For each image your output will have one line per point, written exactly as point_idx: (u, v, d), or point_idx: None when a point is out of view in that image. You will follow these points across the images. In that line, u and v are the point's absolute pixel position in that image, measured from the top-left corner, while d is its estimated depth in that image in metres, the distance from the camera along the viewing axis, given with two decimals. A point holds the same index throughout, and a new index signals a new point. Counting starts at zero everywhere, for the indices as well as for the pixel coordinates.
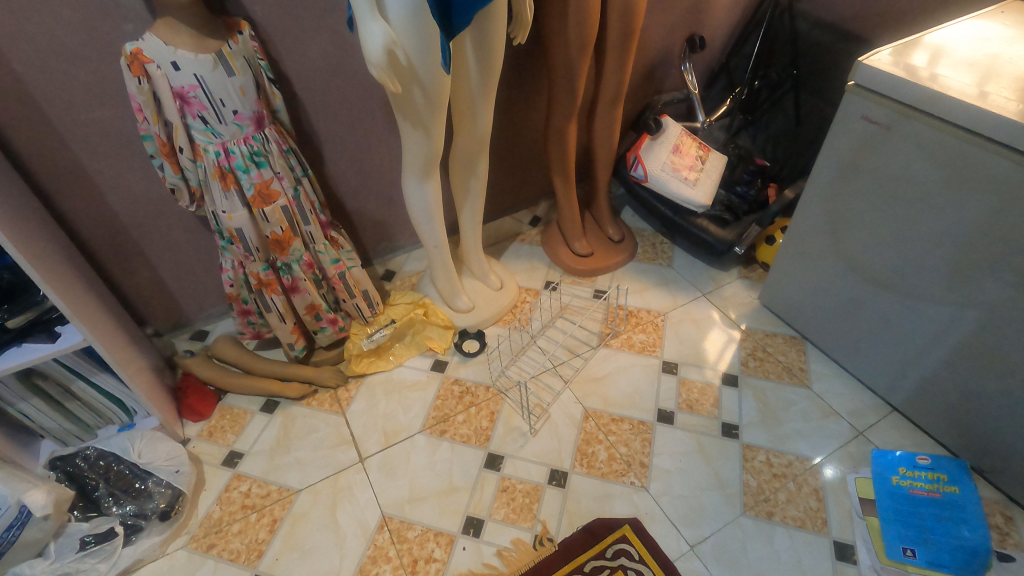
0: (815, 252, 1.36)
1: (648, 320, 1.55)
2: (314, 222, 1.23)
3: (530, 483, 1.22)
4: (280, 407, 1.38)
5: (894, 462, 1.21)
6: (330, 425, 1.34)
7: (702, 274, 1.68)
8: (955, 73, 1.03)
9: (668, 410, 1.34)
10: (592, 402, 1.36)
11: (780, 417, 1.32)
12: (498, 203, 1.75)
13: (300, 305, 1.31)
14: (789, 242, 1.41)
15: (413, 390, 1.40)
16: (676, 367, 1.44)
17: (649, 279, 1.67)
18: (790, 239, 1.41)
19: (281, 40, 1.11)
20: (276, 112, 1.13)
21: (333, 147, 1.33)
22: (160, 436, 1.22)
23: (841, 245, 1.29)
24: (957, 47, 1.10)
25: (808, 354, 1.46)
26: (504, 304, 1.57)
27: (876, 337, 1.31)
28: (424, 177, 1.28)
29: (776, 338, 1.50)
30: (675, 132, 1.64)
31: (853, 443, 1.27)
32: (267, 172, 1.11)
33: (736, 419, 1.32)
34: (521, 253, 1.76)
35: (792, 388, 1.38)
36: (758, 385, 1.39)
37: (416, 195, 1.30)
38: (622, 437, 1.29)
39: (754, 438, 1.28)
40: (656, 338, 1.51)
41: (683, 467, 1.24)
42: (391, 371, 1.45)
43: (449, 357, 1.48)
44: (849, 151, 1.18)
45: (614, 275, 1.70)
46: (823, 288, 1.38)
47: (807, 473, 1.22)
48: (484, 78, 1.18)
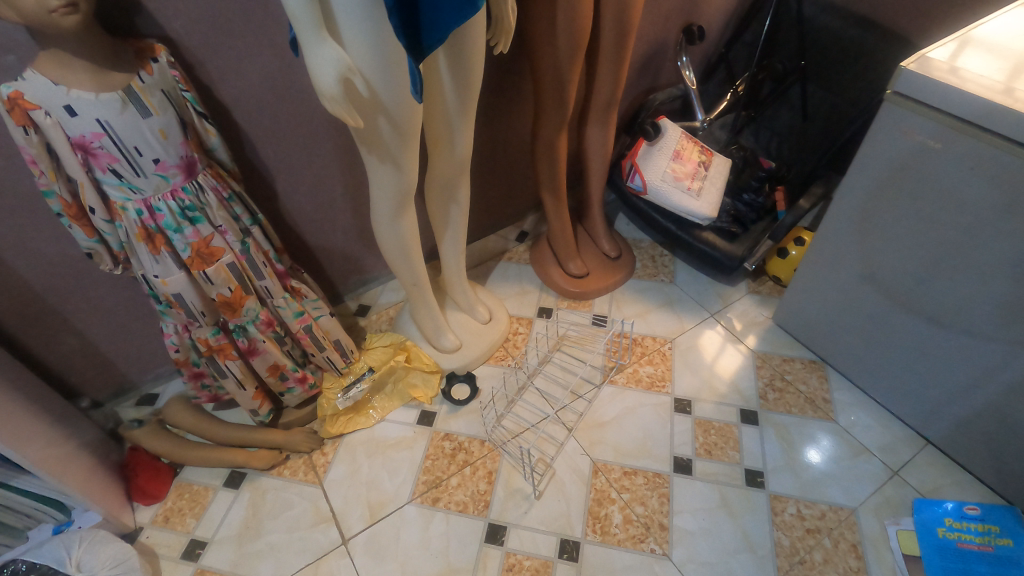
0: (839, 273, 1.23)
1: (654, 349, 1.41)
2: (270, 274, 1.04)
3: (539, 558, 1.08)
4: (247, 479, 1.21)
5: (940, 511, 1.09)
6: (306, 498, 1.17)
7: (707, 291, 1.54)
8: (980, 64, 0.89)
9: (685, 458, 1.21)
10: (601, 453, 1.22)
11: (808, 459, 1.20)
12: (481, 222, 1.57)
13: (260, 367, 1.13)
14: (809, 261, 1.28)
15: (399, 449, 1.24)
16: (689, 405, 1.30)
17: (652, 300, 1.53)
18: (811, 257, 1.27)
19: (211, 62, 0.91)
20: (212, 150, 0.92)
21: (288, 180, 1.14)
22: (112, 536, 1.07)
23: (871, 268, 1.15)
24: (990, 33, 0.95)
25: (831, 381, 1.33)
26: (495, 340, 1.41)
27: (910, 367, 1.18)
28: (395, 214, 1.09)
29: (794, 363, 1.37)
30: (674, 136, 1.48)
31: (889, 486, 1.15)
32: (205, 228, 0.91)
33: (761, 463, 1.20)
34: (509, 274, 1.60)
35: (816, 422, 1.26)
36: (780, 422, 1.26)
37: (387, 233, 1.12)
38: (638, 494, 1.16)
39: (781, 486, 1.16)
40: (664, 370, 1.37)
41: (707, 526, 1.11)
42: (372, 427, 1.28)
43: (436, 407, 1.32)
44: (881, 167, 1.03)
45: (612, 296, 1.55)
46: (847, 311, 1.26)
47: (843, 526, 1.10)
48: (462, 96, 0.99)
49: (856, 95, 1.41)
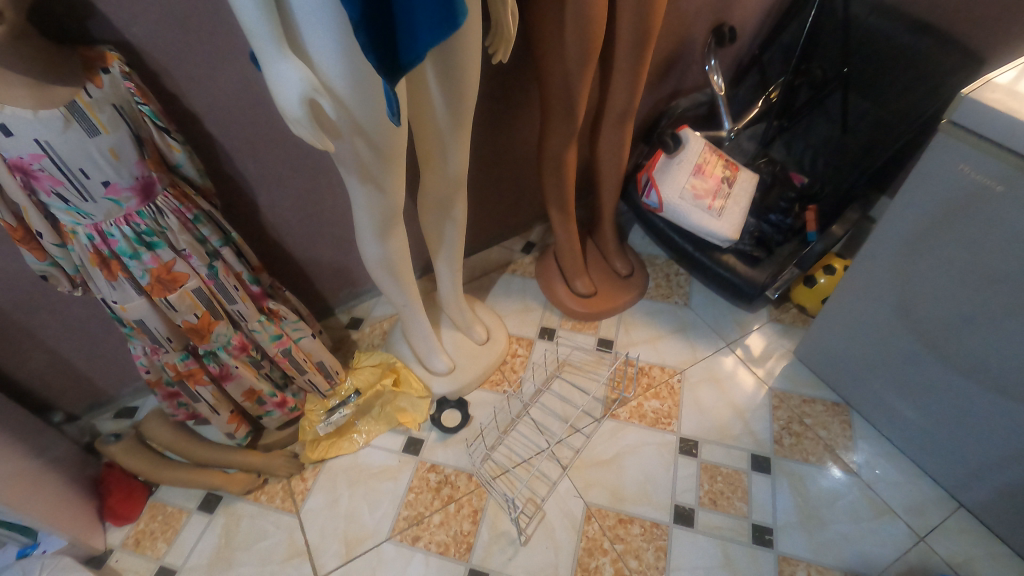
0: (872, 313, 1.10)
1: (661, 381, 1.31)
2: (243, 298, 0.97)
3: None
4: (222, 503, 1.16)
5: None
6: (282, 529, 1.12)
7: (724, 317, 1.43)
8: None
9: (687, 507, 1.12)
10: (596, 496, 1.14)
11: (823, 517, 1.10)
12: (484, 233, 1.47)
13: (235, 391, 1.06)
14: (839, 298, 1.15)
15: (381, 480, 1.18)
16: (696, 447, 1.20)
17: (663, 324, 1.42)
18: (841, 294, 1.14)
19: (177, 71, 0.82)
20: (177, 167, 0.85)
21: (270, 192, 1.06)
22: (79, 561, 1.04)
23: (909, 313, 1.03)
24: None
25: (855, 429, 1.22)
26: (491, 363, 1.32)
27: (947, 425, 1.06)
28: (381, 236, 1.00)
29: (815, 405, 1.25)
30: (697, 148, 1.35)
31: (913, 555, 1.04)
32: (166, 253, 0.83)
33: (770, 519, 1.10)
34: (511, 288, 1.51)
35: (835, 475, 1.15)
36: (795, 472, 1.16)
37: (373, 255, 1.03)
38: (633, 546, 1.07)
39: (791, 547, 1.06)
40: (671, 405, 1.27)
41: None
42: (355, 452, 1.22)
43: (424, 434, 1.24)
44: (929, 205, 0.90)
45: (620, 317, 1.44)
46: (878, 355, 1.13)
47: None
48: (454, 111, 0.88)
49: (902, 110, 1.26)
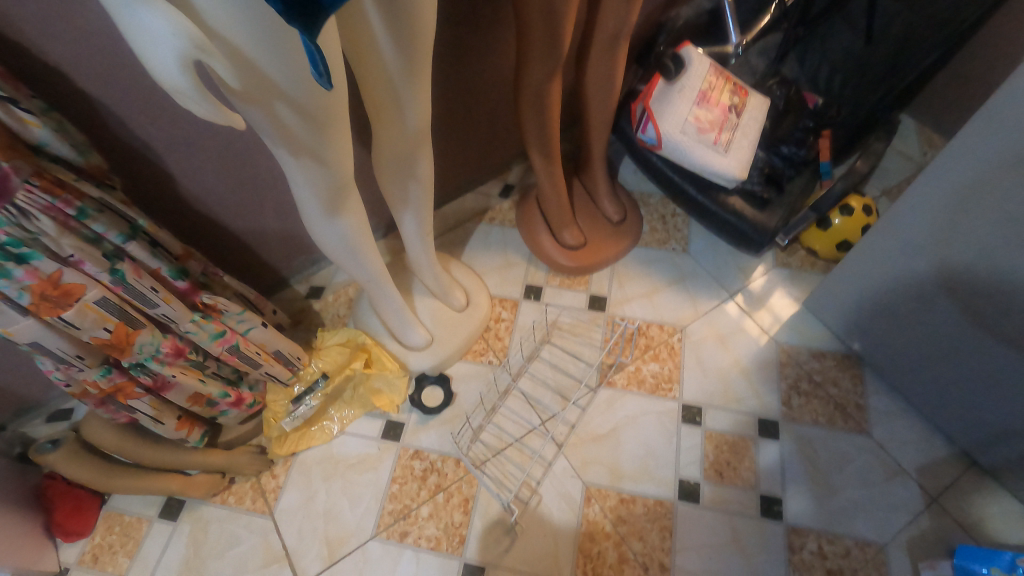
0: (895, 273, 0.97)
1: (660, 341, 1.20)
2: (168, 299, 0.79)
3: None
4: (186, 509, 1.05)
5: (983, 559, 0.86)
6: (255, 533, 1.02)
7: (726, 263, 1.29)
8: None
9: (692, 481, 1.05)
10: (595, 475, 1.06)
11: (833, 484, 1.04)
12: (455, 180, 1.27)
13: (179, 398, 0.91)
14: (857, 256, 1.02)
15: (360, 471, 1.07)
16: (700, 414, 1.11)
17: (660, 275, 1.29)
18: (860, 251, 1.00)
19: (14, 16, 0.59)
20: (43, 144, 0.65)
21: (186, 161, 0.85)
22: None
23: (941, 276, 0.89)
24: None
25: (866, 384, 1.14)
26: (473, 332, 1.19)
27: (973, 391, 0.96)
28: (330, 217, 0.80)
29: (825, 360, 1.16)
30: (700, 71, 1.14)
31: (925, 519, 1.00)
32: (47, 263, 0.64)
33: (779, 489, 1.04)
34: (490, 240, 1.34)
35: (845, 436, 1.08)
36: (805, 436, 1.08)
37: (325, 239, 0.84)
38: (636, 527, 1.01)
39: (802, 518, 1.01)
40: (672, 368, 1.16)
41: (714, 567, 0.97)
42: (329, 442, 1.11)
43: (404, 416, 1.13)
44: (983, 159, 0.74)
45: (613, 269, 1.30)
46: (896, 313, 1.02)
47: (868, 566, 0.97)
48: (404, 53, 0.66)
49: (945, 16, 1.06)
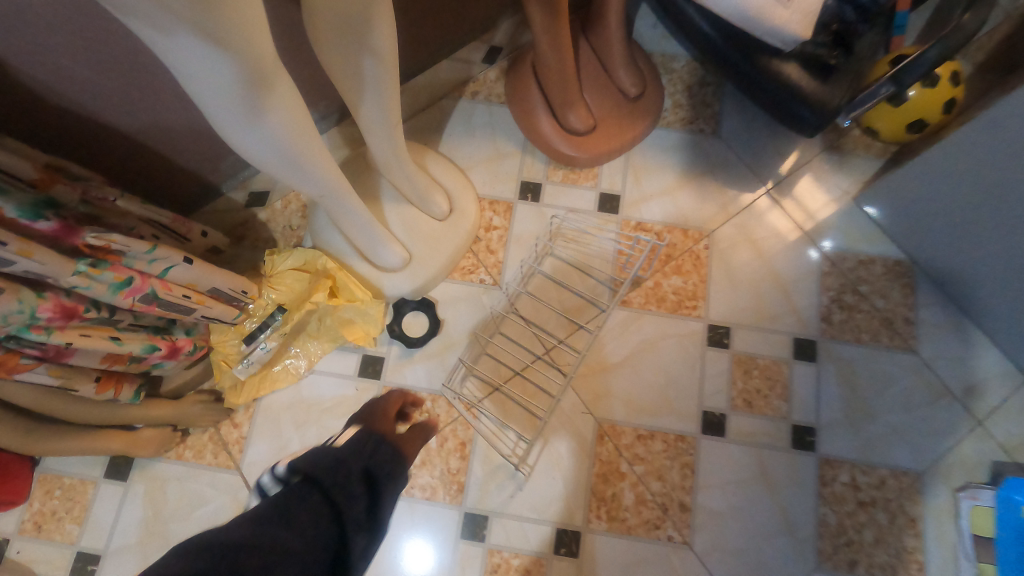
0: (1001, 173, 0.75)
1: (684, 250, 1.00)
2: (29, 250, 0.54)
3: (529, 556, 0.87)
4: (136, 467, 0.90)
5: None
6: (223, 491, 0.90)
7: (766, 148, 1.06)
8: None
9: (717, 412, 0.93)
10: (608, 410, 0.93)
11: (872, 409, 0.93)
12: (426, 43, 0.96)
13: (91, 359, 0.71)
14: (948, 154, 0.79)
15: (338, 416, 0.93)
16: (728, 335, 0.96)
17: (685, 165, 1.05)
18: (957, 141, 0.77)
19: None
20: None
21: (12, 33, 0.55)
22: None
23: None
24: None
25: (918, 293, 0.98)
26: (460, 246, 0.97)
27: None
28: (258, 122, 0.52)
29: (873, 267, 0.99)
30: None
31: (968, 444, 0.91)
32: None
33: (814, 417, 0.93)
34: (474, 123, 1.06)
35: (889, 355, 0.95)
36: (845, 357, 0.95)
37: (256, 154, 0.56)
38: (654, 465, 0.91)
39: (835, 448, 0.91)
40: (697, 282, 0.99)
41: (739, 504, 0.89)
42: (296, 383, 0.94)
43: (383, 350, 0.96)
44: None
45: (627, 159, 1.05)
46: (977, 219, 0.83)
47: (902, 496, 0.89)
48: None
49: None
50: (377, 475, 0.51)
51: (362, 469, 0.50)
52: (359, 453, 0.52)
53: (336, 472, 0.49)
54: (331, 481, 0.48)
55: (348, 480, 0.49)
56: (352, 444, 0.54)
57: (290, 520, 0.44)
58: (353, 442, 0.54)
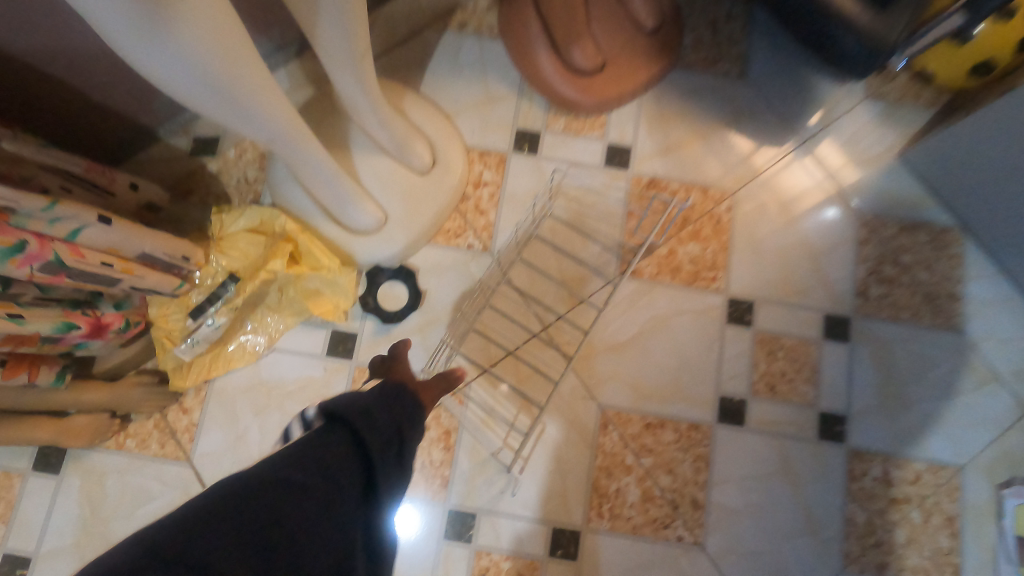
0: None
1: (702, 213, 0.87)
2: None
3: (522, 558, 0.78)
4: (70, 458, 0.78)
5: None
6: (172, 486, 0.78)
7: (799, 95, 0.91)
8: None
9: (736, 398, 0.82)
10: (612, 395, 0.82)
11: (910, 396, 0.83)
12: None
13: None
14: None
15: (304, 401, 0.81)
16: (750, 312, 0.84)
17: (706, 113, 0.91)
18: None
19: None
20: None
21: None
22: None
23: None
24: None
25: (967, 265, 0.86)
26: (444, 204, 0.84)
27: None
28: (163, 35, 0.34)
29: (917, 235, 0.87)
30: None
31: (1014, 435, 0.81)
32: None
33: (844, 404, 0.82)
34: (462, 60, 0.90)
35: (931, 336, 0.84)
36: (882, 336, 0.84)
37: (176, 84, 0.39)
38: (664, 457, 0.80)
39: (867, 439, 0.81)
40: (717, 250, 0.86)
41: (758, 502, 0.80)
42: (255, 363, 0.82)
43: (355, 326, 0.83)
44: None
45: (639, 105, 0.91)
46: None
47: (939, 492, 0.80)
48: None
49: None
50: (409, 428, 0.39)
51: (394, 413, 0.39)
52: (391, 399, 0.40)
53: (369, 416, 0.38)
54: (365, 424, 0.38)
55: (382, 426, 0.38)
56: (381, 390, 0.41)
57: (316, 468, 0.35)
58: (387, 385, 0.41)
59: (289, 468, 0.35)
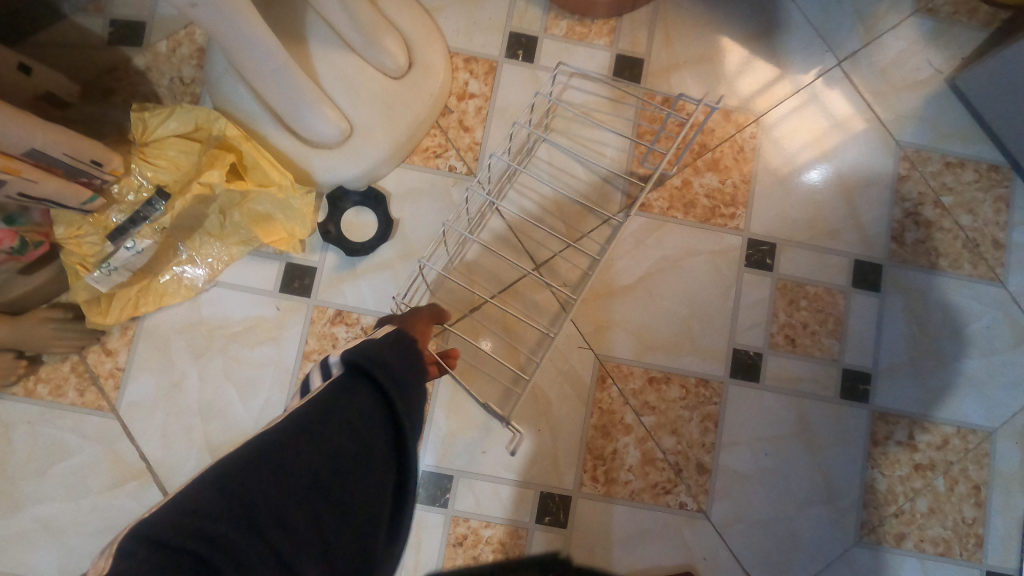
0: None
1: (722, 138, 0.75)
2: None
3: (504, 526, 0.68)
4: None
5: None
6: (92, 440, 0.66)
7: (841, 5, 0.78)
8: None
9: (751, 352, 0.72)
10: (613, 346, 0.71)
11: (943, 353, 0.74)
12: None
13: None
14: None
15: (253, 344, 0.69)
16: (772, 255, 0.74)
17: (732, 22, 0.77)
18: None
19: None
20: None
21: None
22: None
23: None
24: None
25: (1015, 208, 0.76)
26: (422, 116, 0.70)
27: None
28: None
29: (963, 173, 0.77)
30: None
31: None
32: None
33: (870, 360, 0.73)
34: None
35: (970, 288, 0.75)
36: (916, 286, 0.75)
37: None
38: (668, 415, 0.71)
39: (893, 400, 0.73)
40: (737, 184, 0.75)
41: (771, 466, 0.71)
42: (193, 300, 0.69)
43: (314, 259, 0.70)
44: None
45: (656, 9, 0.77)
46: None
47: (967, 458, 0.72)
48: None
49: None
50: (419, 374, 0.45)
51: (407, 359, 0.45)
52: (400, 348, 0.45)
53: (387, 365, 0.43)
54: (383, 372, 0.42)
55: (399, 370, 0.43)
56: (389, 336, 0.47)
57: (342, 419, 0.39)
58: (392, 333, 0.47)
59: (320, 412, 0.39)
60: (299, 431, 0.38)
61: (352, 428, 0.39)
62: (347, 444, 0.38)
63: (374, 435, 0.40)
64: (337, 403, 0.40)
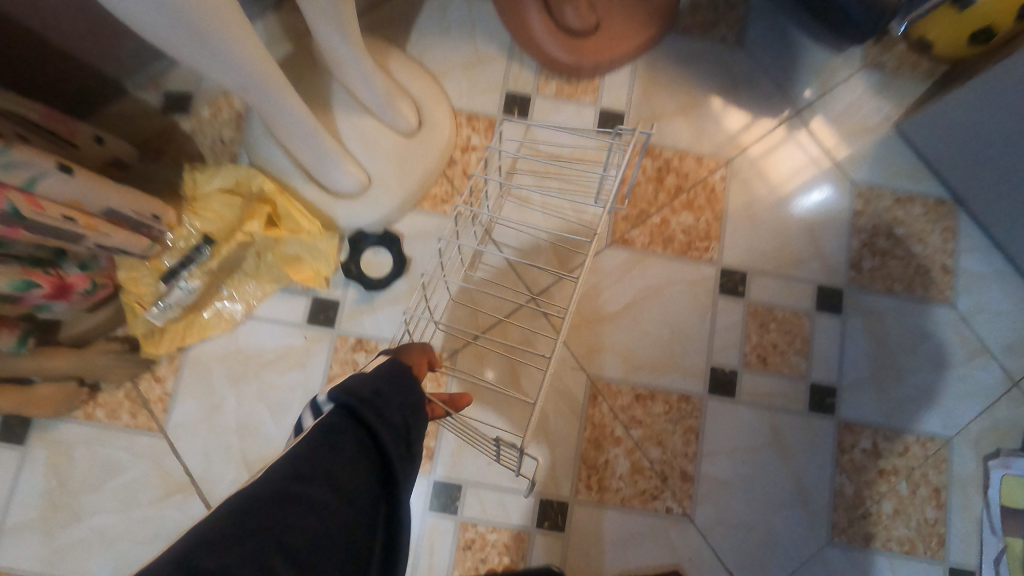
0: None
1: (695, 180, 0.85)
2: None
3: (509, 531, 0.76)
4: (35, 430, 0.74)
5: None
6: (143, 457, 0.75)
7: (798, 61, 0.89)
8: None
9: (727, 370, 0.81)
10: (603, 366, 0.80)
11: (902, 368, 0.82)
12: None
13: None
14: None
15: (283, 370, 0.78)
16: (744, 283, 0.83)
17: (701, 79, 0.88)
18: None
19: None
20: None
21: None
22: None
23: None
24: None
25: (960, 237, 0.85)
26: (430, 168, 0.80)
27: None
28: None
29: (912, 207, 0.86)
30: None
31: (1001, 407, 0.81)
32: None
33: (835, 376, 0.81)
34: (450, 18, 0.86)
35: (923, 309, 0.84)
36: (875, 309, 0.83)
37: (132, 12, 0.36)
38: (653, 429, 0.79)
39: (858, 412, 0.81)
40: (710, 221, 0.84)
41: (748, 473, 0.79)
42: (232, 331, 0.79)
43: (337, 294, 0.80)
44: None
45: (634, 69, 0.88)
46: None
47: (927, 464, 0.80)
48: None
49: None
50: (416, 411, 0.42)
51: (404, 397, 0.42)
52: (397, 384, 0.42)
53: (379, 406, 0.40)
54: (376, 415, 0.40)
55: (391, 411, 0.40)
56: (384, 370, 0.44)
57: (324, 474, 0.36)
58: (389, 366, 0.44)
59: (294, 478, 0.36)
60: (277, 503, 0.35)
61: (333, 476, 0.37)
62: (330, 527, 0.35)
63: (363, 488, 0.37)
64: (315, 457, 0.37)
